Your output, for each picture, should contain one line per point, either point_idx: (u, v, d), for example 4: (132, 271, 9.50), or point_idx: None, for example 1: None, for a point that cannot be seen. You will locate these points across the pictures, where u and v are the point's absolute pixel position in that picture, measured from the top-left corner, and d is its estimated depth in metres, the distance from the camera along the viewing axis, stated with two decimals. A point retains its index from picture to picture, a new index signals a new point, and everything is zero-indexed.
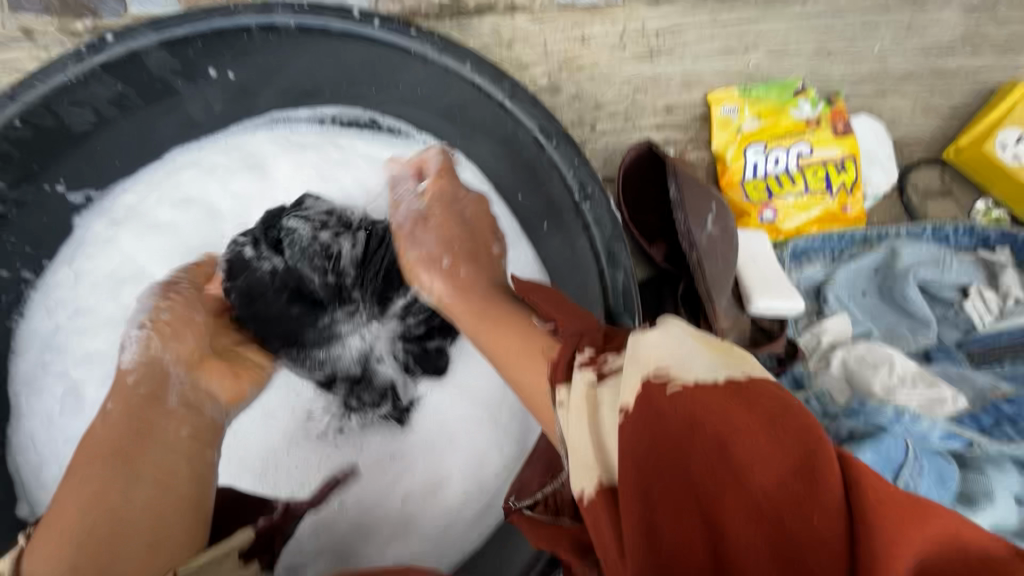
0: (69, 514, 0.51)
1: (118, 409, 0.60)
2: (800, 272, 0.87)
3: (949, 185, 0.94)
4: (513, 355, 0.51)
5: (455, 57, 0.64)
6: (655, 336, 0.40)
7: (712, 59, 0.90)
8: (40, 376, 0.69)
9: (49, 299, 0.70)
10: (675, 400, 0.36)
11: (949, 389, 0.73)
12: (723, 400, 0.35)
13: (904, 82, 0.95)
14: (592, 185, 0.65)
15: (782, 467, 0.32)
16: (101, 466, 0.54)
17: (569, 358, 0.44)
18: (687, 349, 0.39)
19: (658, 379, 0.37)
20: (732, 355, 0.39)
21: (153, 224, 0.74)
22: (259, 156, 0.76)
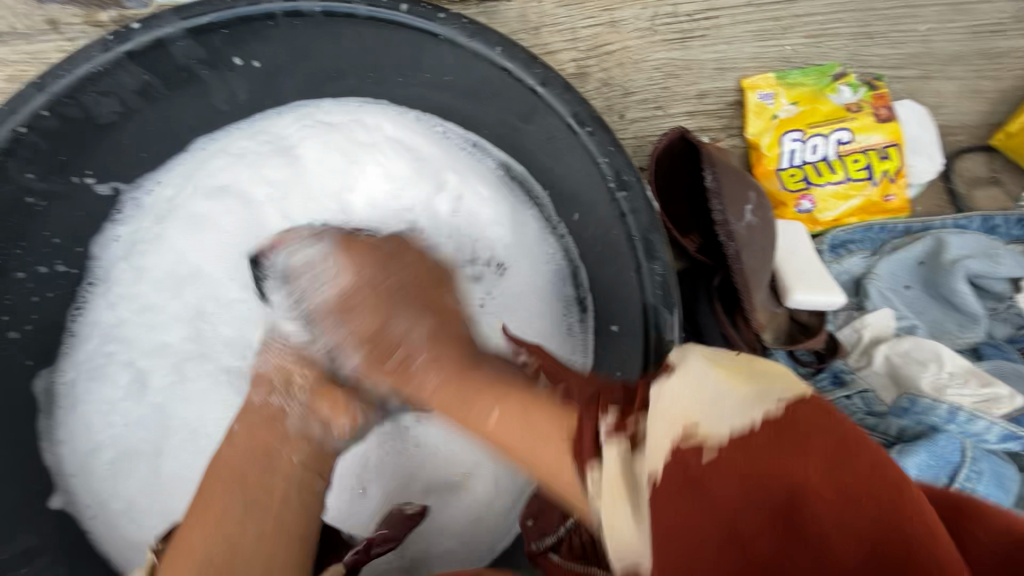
0: (195, 538, 0.50)
1: (238, 429, 0.56)
2: (839, 264, 0.83)
3: (997, 173, 0.90)
4: (526, 442, 0.45)
5: (486, 42, 0.61)
6: (670, 385, 0.38)
7: (747, 42, 0.86)
8: (102, 365, 0.69)
9: (111, 293, 0.71)
10: (721, 476, 0.35)
11: (1006, 388, 0.69)
12: (768, 446, 0.34)
13: (951, 64, 0.90)
14: (629, 173, 0.60)
15: (862, 538, 0.32)
16: (224, 489, 0.52)
17: (593, 431, 0.42)
18: (712, 393, 0.37)
19: (688, 442, 0.36)
20: (755, 377, 0.38)
21: (195, 216, 0.74)
22: (286, 138, 0.76)
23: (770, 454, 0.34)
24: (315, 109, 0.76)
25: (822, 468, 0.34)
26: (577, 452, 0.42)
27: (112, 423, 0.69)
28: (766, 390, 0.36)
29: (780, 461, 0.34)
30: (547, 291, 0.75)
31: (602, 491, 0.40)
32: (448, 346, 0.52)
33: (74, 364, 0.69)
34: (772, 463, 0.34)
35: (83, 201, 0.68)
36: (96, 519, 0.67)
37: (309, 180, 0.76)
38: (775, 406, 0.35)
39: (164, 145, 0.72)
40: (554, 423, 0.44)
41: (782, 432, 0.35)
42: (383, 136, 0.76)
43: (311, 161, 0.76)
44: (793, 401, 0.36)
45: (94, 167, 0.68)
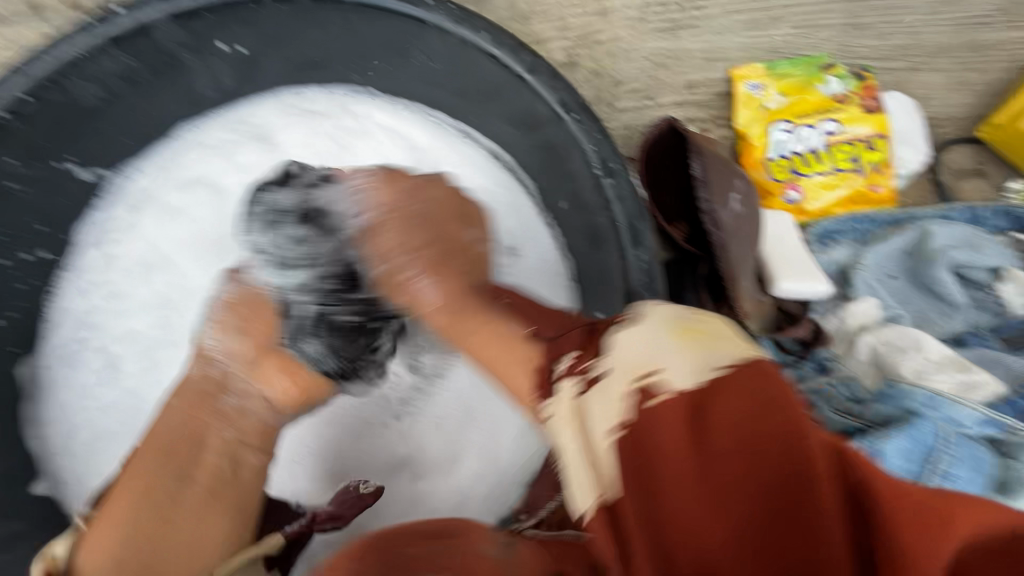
0: (122, 503, 0.51)
1: (174, 401, 0.59)
2: (825, 254, 0.84)
3: (982, 164, 0.91)
4: (501, 362, 0.49)
5: (472, 28, 0.61)
6: (630, 336, 0.44)
7: (737, 33, 0.86)
8: (78, 353, 0.68)
9: (81, 281, 0.69)
10: (668, 419, 0.39)
11: (982, 372, 0.71)
12: (715, 400, 0.39)
13: (938, 56, 0.91)
14: (615, 160, 0.61)
15: (771, 471, 0.37)
16: (156, 459, 0.54)
17: (553, 367, 0.45)
18: (654, 345, 0.42)
19: (641, 383, 0.40)
20: (701, 340, 0.42)
21: (167, 207, 0.72)
22: (261, 124, 0.73)
23: (701, 413, 0.39)
24: (302, 97, 0.74)
25: (752, 426, 0.38)
26: (536, 379, 0.46)
27: (86, 406, 0.68)
28: (711, 354, 0.41)
29: (716, 419, 0.39)
30: (551, 268, 0.73)
31: (559, 418, 0.43)
32: (464, 301, 0.55)
33: (49, 350, 0.68)
34: (704, 415, 0.39)
35: (66, 187, 0.68)
36: (83, 502, 0.67)
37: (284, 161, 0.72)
38: (716, 373, 0.40)
39: (149, 132, 0.72)
40: (520, 356, 0.48)
41: (719, 394, 0.40)
42: (374, 124, 0.74)
43: (290, 148, 0.72)
44: (736, 368, 0.40)
45: (77, 154, 0.67)
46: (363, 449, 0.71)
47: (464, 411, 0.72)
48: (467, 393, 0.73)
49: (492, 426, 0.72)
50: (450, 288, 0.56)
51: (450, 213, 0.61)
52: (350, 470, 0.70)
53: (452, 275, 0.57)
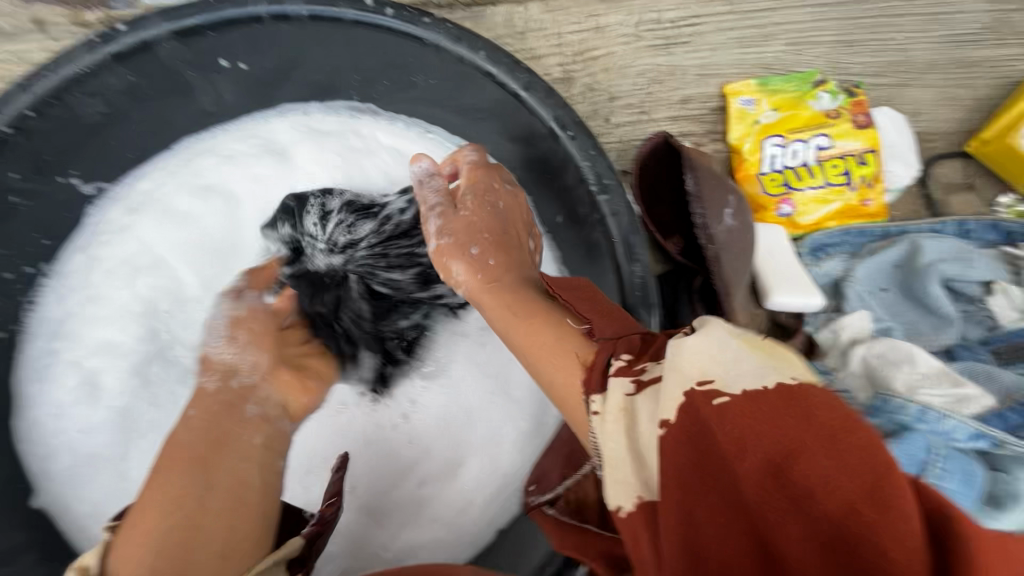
0: (148, 515, 0.47)
1: (196, 412, 0.55)
2: (818, 266, 0.85)
3: (972, 179, 0.92)
4: (547, 351, 0.46)
5: (469, 46, 0.62)
6: (697, 340, 0.37)
7: (730, 50, 0.88)
8: (51, 364, 0.68)
9: (64, 286, 0.70)
10: (723, 418, 0.34)
11: (974, 387, 0.71)
12: (773, 409, 0.33)
13: (928, 72, 0.92)
14: (610, 176, 0.61)
15: (849, 491, 0.30)
16: (180, 468, 0.50)
17: (604, 364, 0.42)
18: (720, 346, 0.37)
19: (702, 387, 0.35)
20: (778, 352, 0.36)
21: (173, 211, 0.74)
22: (280, 141, 0.77)
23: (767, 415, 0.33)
24: (308, 114, 0.77)
25: (826, 435, 0.31)
26: (585, 377, 0.43)
27: (67, 425, 0.68)
28: (785, 366, 0.35)
29: (782, 425, 0.32)
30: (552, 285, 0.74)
31: (603, 413, 0.40)
32: (503, 271, 0.59)
33: (27, 362, 0.67)
34: (772, 415, 0.33)
35: (66, 200, 0.69)
36: (69, 519, 0.66)
37: (297, 173, 0.77)
38: (788, 381, 0.34)
39: (149, 146, 0.73)
40: (567, 352, 0.45)
41: (795, 399, 0.33)
42: (379, 144, 0.78)
43: (303, 164, 0.77)
44: (808, 381, 0.34)
45: (79, 168, 0.68)
46: (369, 456, 0.72)
47: (466, 416, 0.73)
48: (468, 399, 0.74)
49: (493, 433, 0.72)
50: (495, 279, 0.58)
51: (485, 186, 0.66)
52: (357, 476, 0.72)
53: (502, 265, 0.60)
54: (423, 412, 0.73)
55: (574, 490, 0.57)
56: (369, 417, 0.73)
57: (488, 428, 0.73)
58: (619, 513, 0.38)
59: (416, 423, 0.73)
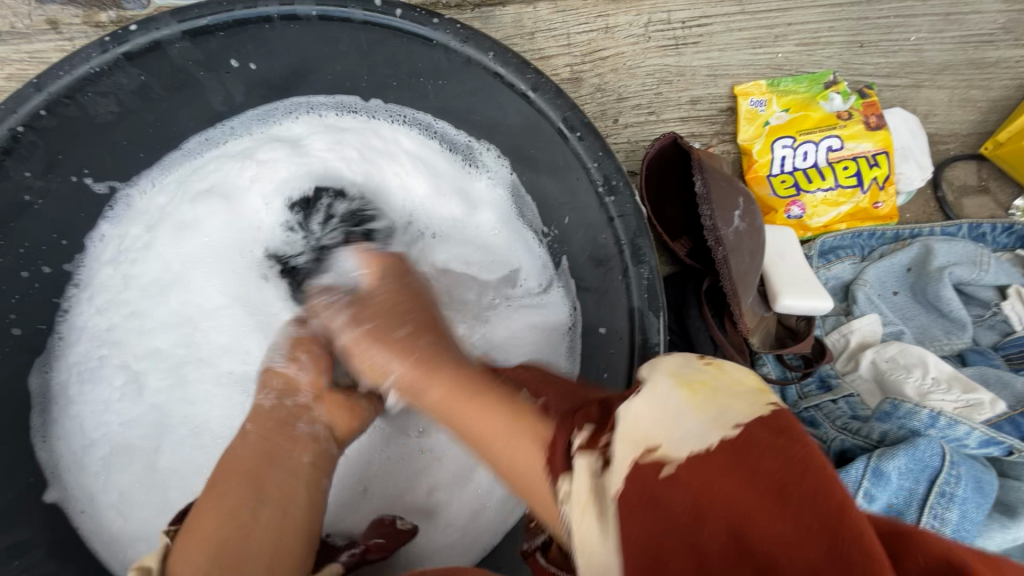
0: (206, 524, 0.49)
1: (254, 430, 0.57)
2: (828, 270, 0.84)
3: (986, 182, 0.91)
4: (495, 429, 0.40)
5: (478, 47, 0.62)
6: (637, 407, 0.34)
7: (740, 50, 0.87)
8: (97, 369, 0.70)
9: (97, 299, 0.72)
10: (677, 494, 0.30)
11: (988, 393, 0.69)
12: (719, 472, 0.30)
13: (942, 73, 0.91)
14: (618, 177, 0.61)
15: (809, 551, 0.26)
16: (235, 479, 0.52)
17: (566, 445, 0.36)
18: (670, 412, 0.33)
19: (650, 457, 0.32)
20: (715, 394, 0.34)
21: (184, 224, 0.76)
22: (292, 134, 0.78)
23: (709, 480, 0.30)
24: (322, 115, 0.78)
25: (774, 490, 0.28)
26: (549, 460, 0.37)
27: (106, 422, 0.70)
28: (727, 408, 0.32)
29: (733, 487, 0.29)
30: (556, 306, 0.75)
31: (570, 502, 0.34)
32: (435, 351, 0.49)
33: (65, 366, 0.70)
34: (718, 482, 0.30)
35: (81, 200, 0.69)
36: (86, 514, 0.67)
37: (311, 162, 0.78)
38: (731, 432, 0.31)
39: (160, 145, 0.73)
40: (524, 431, 0.39)
41: (738, 452, 0.30)
42: (401, 148, 0.79)
43: (320, 159, 0.78)
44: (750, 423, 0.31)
45: (91, 167, 0.69)
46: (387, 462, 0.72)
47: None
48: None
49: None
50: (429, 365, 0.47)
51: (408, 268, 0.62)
52: (370, 479, 0.72)
53: (429, 357, 0.48)
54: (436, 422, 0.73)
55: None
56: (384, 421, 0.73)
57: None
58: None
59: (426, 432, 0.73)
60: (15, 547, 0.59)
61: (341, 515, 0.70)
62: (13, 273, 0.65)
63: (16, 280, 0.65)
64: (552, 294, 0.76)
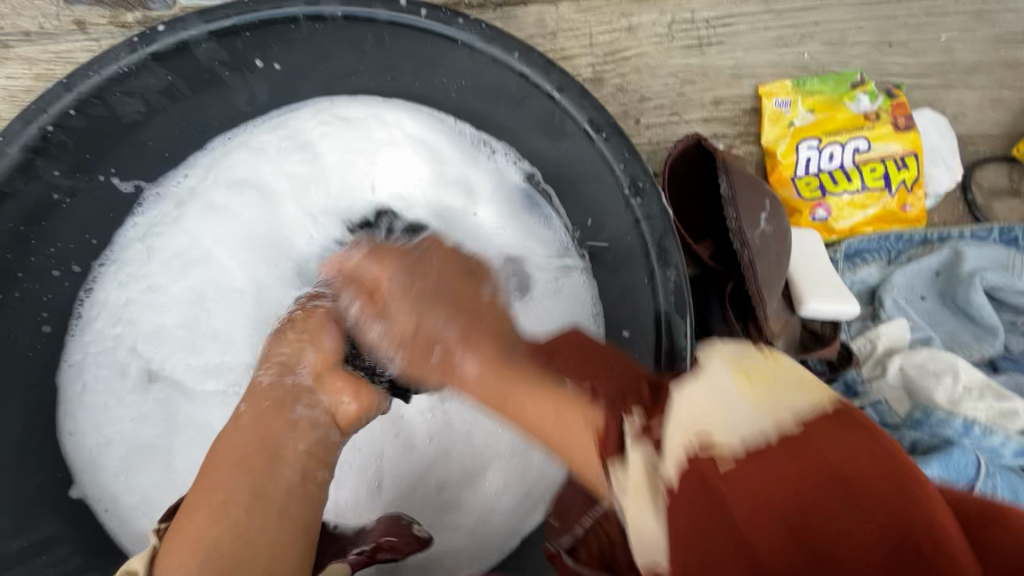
0: (193, 525, 0.44)
1: (240, 413, 0.53)
2: (854, 273, 0.83)
3: (1018, 185, 0.89)
4: (556, 431, 0.35)
5: (503, 47, 0.62)
6: (693, 385, 0.32)
7: (765, 50, 0.86)
8: (108, 350, 0.70)
9: (122, 273, 0.72)
10: (741, 484, 0.28)
11: (1021, 401, 0.69)
12: (782, 472, 0.28)
13: (973, 73, 0.89)
14: (644, 179, 0.60)
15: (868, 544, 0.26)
16: (221, 471, 0.47)
17: (619, 425, 0.33)
18: (725, 403, 0.30)
19: (704, 449, 0.30)
20: (776, 387, 0.31)
21: (212, 203, 0.75)
22: (303, 133, 0.76)
23: (783, 480, 0.27)
24: (332, 105, 0.76)
25: (832, 481, 0.27)
26: (601, 445, 0.33)
27: (118, 418, 0.69)
28: (784, 397, 0.30)
29: (795, 483, 0.27)
30: (581, 295, 0.73)
31: (623, 492, 0.32)
32: (486, 335, 0.42)
33: (80, 347, 0.69)
34: (783, 483, 0.27)
35: (108, 200, 0.70)
36: (109, 513, 0.66)
37: (329, 177, 0.77)
38: (785, 422, 0.29)
39: (184, 144, 0.73)
40: (579, 423, 0.34)
41: (810, 453, 0.28)
42: (402, 133, 0.76)
43: (332, 162, 0.77)
44: (806, 417, 0.30)
45: (117, 165, 0.69)
46: (398, 455, 0.71)
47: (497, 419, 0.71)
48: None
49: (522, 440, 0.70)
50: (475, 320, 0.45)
51: (442, 259, 0.52)
52: (384, 474, 0.70)
53: (486, 341, 0.41)
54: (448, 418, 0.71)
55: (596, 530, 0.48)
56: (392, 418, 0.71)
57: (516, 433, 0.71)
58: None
59: (438, 427, 0.71)
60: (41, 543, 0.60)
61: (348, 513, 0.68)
62: (46, 273, 0.66)
63: (46, 278, 0.66)
64: (575, 278, 0.74)
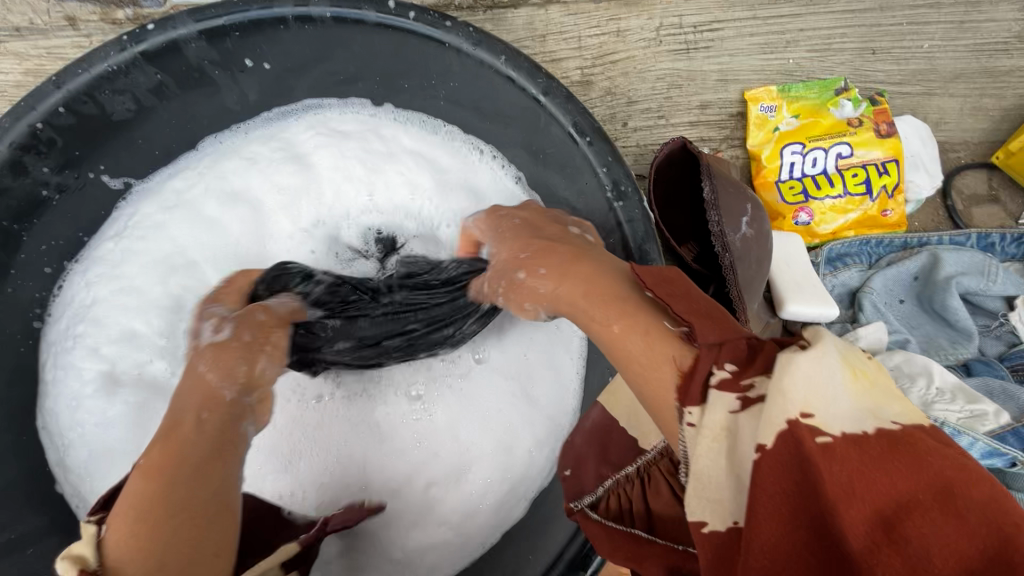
0: (150, 517, 0.38)
1: (196, 411, 0.45)
2: (835, 276, 0.85)
3: (996, 192, 0.91)
4: (635, 363, 0.35)
5: (490, 51, 0.63)
6: (806, 364, 0.30)
7: (751, 55, 0.87)
8: (69, 348, 0.67)
9: (89, 274, 0.70)
10: (839, 463, 0.27)
11: (992, 404, 0.70)
12: (877, 457, 0.27)
13: (954, 81, 0.91)
14: (627, 183, 0.61)
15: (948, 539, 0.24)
16: (177, 463, 0.41)
17: (705, 374, 0.32)
18: (836, 384, 0.29)
19: (806, 422, 0.28)
20: (879, 392, 0.30)
21: (202, 214, 0.74)
22: (299, 146, 0.77)
23: (890, 471, 0.26)
24: (328, 113, 0.78)
25: (938, 487, 0.25)
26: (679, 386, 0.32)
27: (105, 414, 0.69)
28: (894, 410, 0.29)
29: (890, 472, 0.26)
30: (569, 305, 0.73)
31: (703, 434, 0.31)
32: (575, 274, 0.43)
33: (49, 345, 0.68)
34: (890, 464, 0.26)
35: (97, 196, 0.70)
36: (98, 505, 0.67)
37: (321, 184, 0.77)
38: (886, 426, 0.28)
39: (175, 143, 0.74)
40: (659, 358, 0.34)
41: (918, 454, 0.26)
42: (401, 147, 0.78)
43: (324, 169, 0.77)
44: (909, 427, 0.28)
45: (107, 163, 0.69)
46: (377, 452, 0.70)
47: (482, 417, 0.72)
48: (484, 401, 0.72)
49: (507, 438, 0.71)
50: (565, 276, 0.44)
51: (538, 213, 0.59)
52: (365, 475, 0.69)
53: (562, 264, 0.45)
54: (435, 409, 0.72)
55: (619, 494, 0.50)
56: (371, 415, 0.71)
57: (502, 432, 0.71)
58: (701, 530, 0.31)
59: (423, 426, 0.71)
60: (27, 535, 0.61)
61: (291, 493, 0.68)
62: (37, 269, 0.66)
63: (39, 275, 0.67)
64: None
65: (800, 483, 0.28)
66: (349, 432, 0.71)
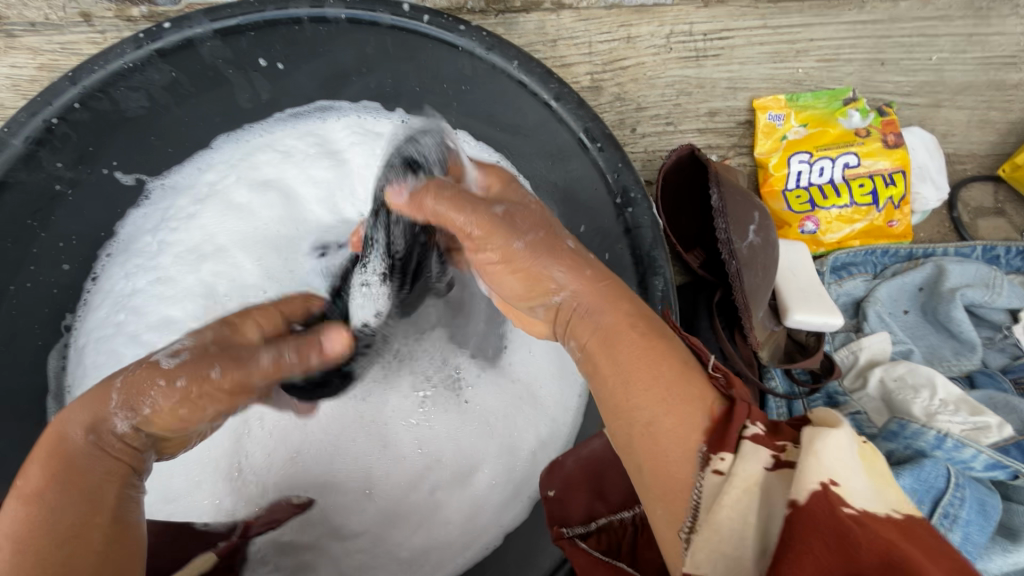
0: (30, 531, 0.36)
1: (82, 433, 0.41)
2: (840, 286, 0.85)
3: (1002, 205, 0.91)
4: (668, 383, 0.37)
5: (503, 55, 0.63)
6: (835, 435, 0.31)
7: (760, 64, 0.88)
8: (114, 337, 0.70)
9: (130, 264, 0.73)
10: (868, 535, 0.27)
11: (996, 416, 0.70)
12: (899, 535, 0.27)
13: (962, 93, 0.91)
14: (636, 190, 0.61)
15: None
16: (60, 488, 0.38)
17: (740, 428, 0.34)
18: (856, 461, 0.31)
19: (835, 489, 0.29)
20: (889, 479, 0.32)
21: (230, 202, 0.76)
22: (333, 142, 0.79)
23: (907, 544, 0.27)
24: (369, 122, 0.80)
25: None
26: (707, 428, 0.35)
27: None
28: (898, 495, 0.31)
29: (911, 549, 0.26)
30: None
31: (722, 497, 0.32)
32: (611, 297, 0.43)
33: (85, 331, 0.70)
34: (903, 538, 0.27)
35: (109, 192, 0.71)
36: None
37: (354, 181, 0.78)
38: (894, 512, 0.29)
39: (187, 141, 0.75)
40: (692, 398, 0.36)
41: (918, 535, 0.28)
42: None
43: (357, 166, 0.78)
44: (911, 517, 0.29)
45: (120, 159, 0.70)
46: (376, 454, 0.71)
47: (487, 421, 0.72)
48: (487, 406, 0.73)
49: (510, 441, 0.71)
50: (596, 292, 0.44)
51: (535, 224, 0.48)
52: (375, 481, 0.70)
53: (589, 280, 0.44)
54: (438, 413, 0.73)
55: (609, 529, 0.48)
56: (374, 417, 0.72)
57: (505, 435, 0.71)
58: None
59: (424, 429, 0.72)
60: None
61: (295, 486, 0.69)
62: (54, 264, 0.67)
63: (57, 271, 0.68)
64: None
65: (835, 545, 0.27)
66: (358, 435, 0.71)
